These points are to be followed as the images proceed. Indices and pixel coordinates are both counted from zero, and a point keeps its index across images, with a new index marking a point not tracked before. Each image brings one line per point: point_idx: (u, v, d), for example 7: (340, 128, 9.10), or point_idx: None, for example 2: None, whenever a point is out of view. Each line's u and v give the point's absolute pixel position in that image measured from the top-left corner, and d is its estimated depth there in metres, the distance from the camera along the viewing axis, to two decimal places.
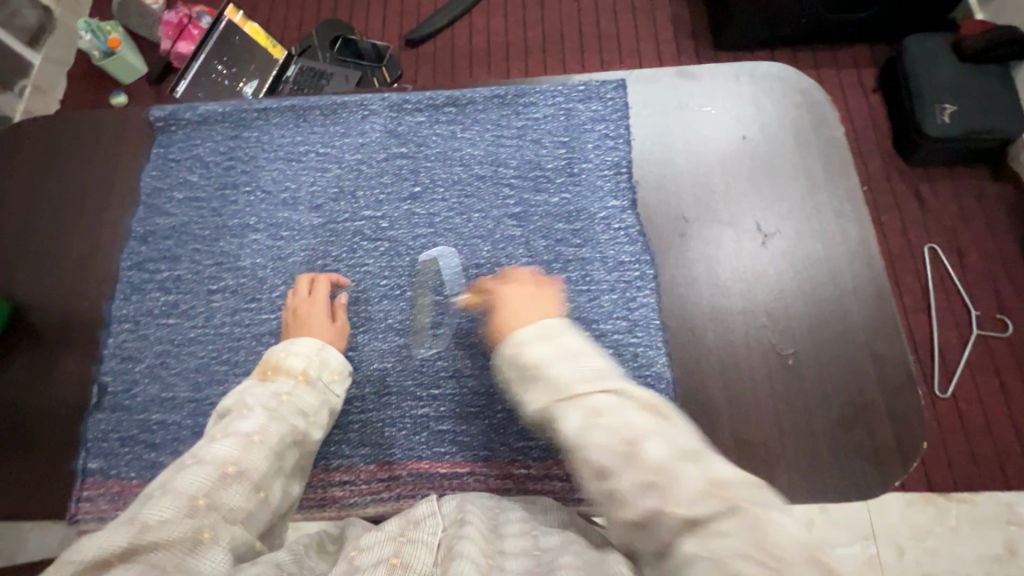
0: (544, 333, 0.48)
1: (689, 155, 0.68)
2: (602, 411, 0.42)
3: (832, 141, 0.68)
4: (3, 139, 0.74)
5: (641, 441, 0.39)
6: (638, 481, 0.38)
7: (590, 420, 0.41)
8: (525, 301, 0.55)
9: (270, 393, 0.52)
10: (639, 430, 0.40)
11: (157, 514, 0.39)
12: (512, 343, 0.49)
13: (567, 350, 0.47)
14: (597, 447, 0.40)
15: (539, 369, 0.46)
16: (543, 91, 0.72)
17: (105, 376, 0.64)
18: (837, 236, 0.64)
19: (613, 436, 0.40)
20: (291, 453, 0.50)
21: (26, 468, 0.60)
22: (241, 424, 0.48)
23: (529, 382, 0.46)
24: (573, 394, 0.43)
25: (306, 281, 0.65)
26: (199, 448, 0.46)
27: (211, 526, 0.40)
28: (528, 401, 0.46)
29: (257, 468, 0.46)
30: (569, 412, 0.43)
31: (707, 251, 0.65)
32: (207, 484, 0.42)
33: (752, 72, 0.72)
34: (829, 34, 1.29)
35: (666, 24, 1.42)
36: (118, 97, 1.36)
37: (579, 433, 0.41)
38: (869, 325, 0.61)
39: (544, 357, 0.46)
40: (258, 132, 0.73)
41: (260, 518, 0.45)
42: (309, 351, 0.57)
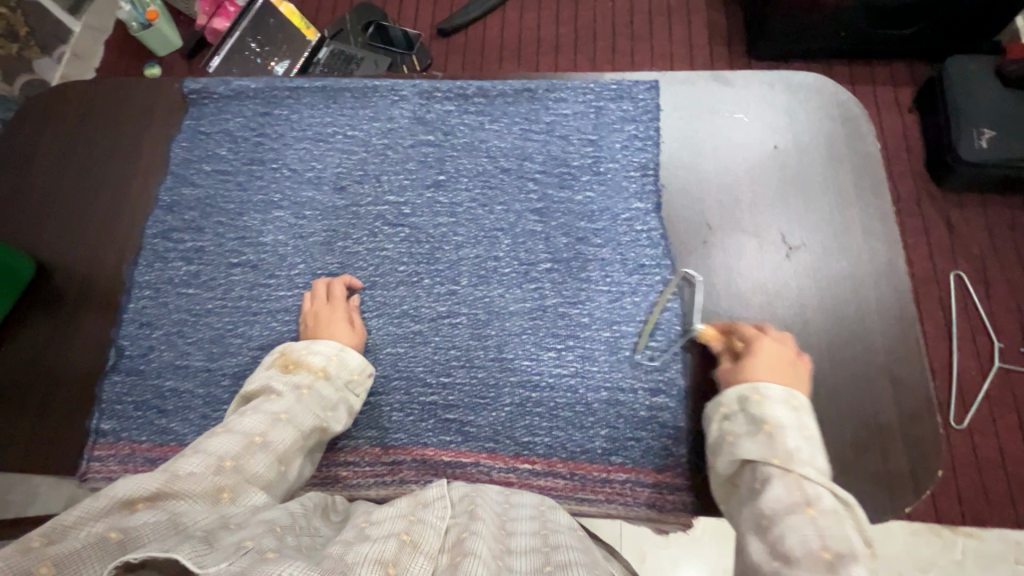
0: (790, 400, 0.50)
1: (719, 163, 0.67)
2: (816, 504, 0.42)
3: (866, 157, 0.67)
4: (42, 103, 0.76)
5: (850, 561, 0.39)
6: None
7: (799, 505, 0.43)
8: (779, 365, 0.53)
9: (295, 381, 0.54)
10: (852, 551, 0.39)
11: (188, 467, 0.41)
12: (758, 390, 0.51)
13: (806, 429, 0.48)
14: (793, 532, 0.41)
15: (773, 428, 0.48)
16: (575, 88, 0.72)
17: (123, 340, 0.65)
18: (864, 255, 0.63)
19: (817, 536, 0.40)
20: (311, 436, 0.52)
21: (42, 424, 0.61)
22: (270, 405, 0.51)
23: (759, 436, 0.48)
24: (796, 472, 0.45)
25: (323, 286, 0.64)
26: (231, 420, 0.48)
27: (230, 486, 0.42)
28: (739, 447, 0.48)
29: (281, 443, 0.48)
30: (780, 481, 0.44)
31: (730, 261, 0.64)
32: (235, 449, 0.45)
33: (789, 82, 0.71)
34: (868, 50, 1.26)
35: (702, 28, 1.41)
36: (153, 69, 1.38)
37: (782, 508, 0.43)
38: (890, 348, 0.59)
39: (784, 423, 0.48)
40: (288, 110, 0.73)
41: (277, 489, 0.47)
42: (329, 352, 0.58)
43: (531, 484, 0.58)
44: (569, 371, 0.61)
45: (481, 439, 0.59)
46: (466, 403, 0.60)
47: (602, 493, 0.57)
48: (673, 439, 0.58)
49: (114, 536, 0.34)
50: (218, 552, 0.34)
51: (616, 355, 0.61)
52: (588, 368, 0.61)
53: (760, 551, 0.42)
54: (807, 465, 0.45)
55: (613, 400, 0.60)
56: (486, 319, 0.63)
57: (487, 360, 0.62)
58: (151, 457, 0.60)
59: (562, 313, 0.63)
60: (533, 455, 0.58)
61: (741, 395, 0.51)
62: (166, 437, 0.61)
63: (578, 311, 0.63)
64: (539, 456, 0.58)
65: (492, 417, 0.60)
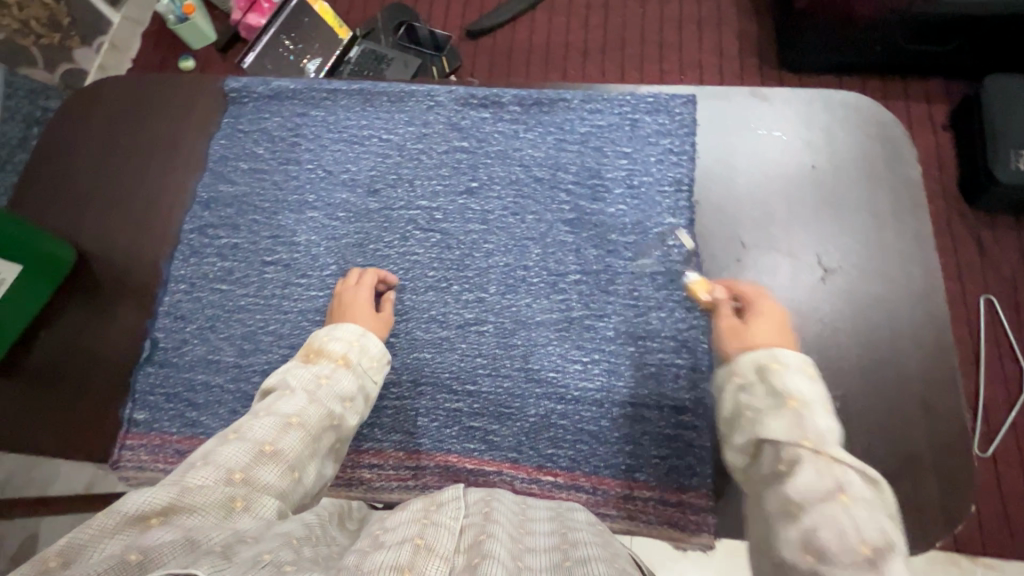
0: (807, 369, 0.47)
1: (754, 181, 0.66)
2: (848, 490, 0.40)
3: (906, 180, 0.65)
4: (83, 93, 0.77)
5: (888, 554, 0.38)
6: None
7: (833, 492, 0.40)
8: (778, 327, 0.52)
9: (311, 374, 0.53)
10: (889, 541, 0.38)
11: (196, 479, 0.40)
12: (775, 355, 0.48)
13: (824, 402, 0.46)
14: (831, 522, 0.39)
15: (799, 403, 0.45)
16: (611, 99, 0.72)
17: (158, 332, 0.66)
18: (901, 279, 0.61)
19: (856, 529, 0.39)
20: (326, 437, 0.50)
21: (76, 411, 0.63)
22: (284, 405, 0.49)
23: (783, 412, 0.45)
24: (829, 454, 0.42)
25: (355, 274, 0.65)
26: (242, 423, 0.47)
27: (243, 495, 0.41)
28: (763, 424, 0.45)
29: (292, 449, 0.46)
30: (813, 464, 0.42)
31: (762, 281, 0.62)
32: (245, 460, 0.43)
33: (828, 101, 0.69)
34: (906, 66, 1.24)
35: (735, 39, 1.39)
36: (187, 61, 1.41)
37: (816, 495, 0.40)
38: (925, 376, 0.58)
39: (809, 397, 0.45)
40: (325, 112, 0.74)
41: (293, 497, 0.45)
42: (350, 337, 0.58)
43: (552, 496, 0.58)
44: (596, 384, 0.61)
45: (505, 449, 0.59)
46: (491, 411, 0.61)
47: (623, 509, 0.57)
48: (697, 459, 0.57)
49: (134, 558, 0.33)
50: (236, 566, 0.34)
51: (643, 371, 0.61)
52: (614, 383, 0.61)
53: (792, 539, 0.40)
54: (836, 445, 0.43)
55: (638, 416, 0.59)
56: (513, 329, 0.63)
57: (512, 369, 0.62)
58: (181, 449, 0.62)
59: (589, 326, 0.63)
60: (555, 468, 0.58)
61: (759, 363, 0.48)
62: (196, 430, 0.62)
63: (606, 325, 0.63)
64: (562, 469, 0.58)
65: (517, 427, 0.60)
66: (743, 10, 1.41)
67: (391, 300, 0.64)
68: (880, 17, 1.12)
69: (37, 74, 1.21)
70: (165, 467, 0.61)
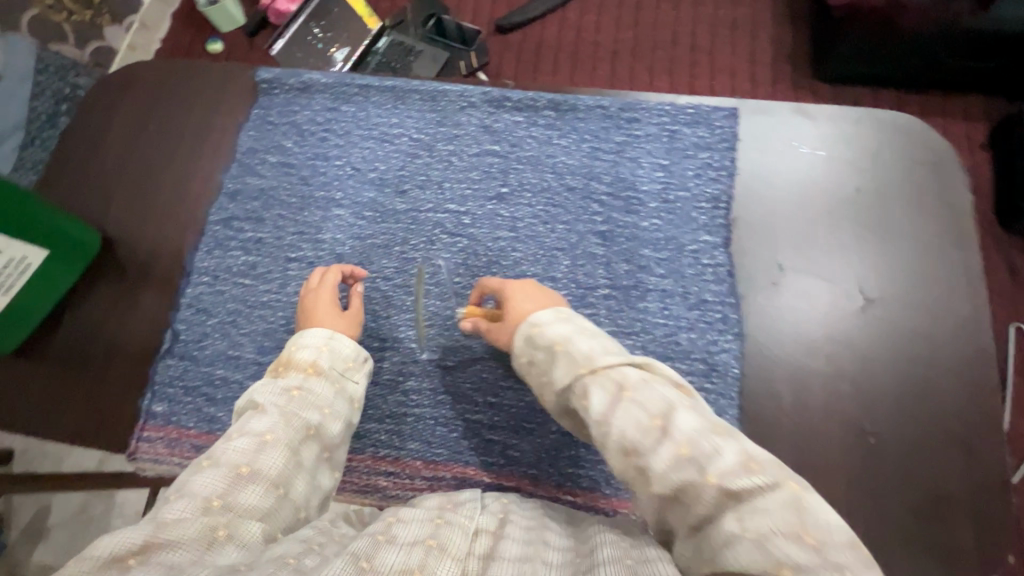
0: (559, 315, 0.51)
1: (794, 201, 0.64)
2: (627, 385, 0.44)
3: (955, 208, 0.62)
4: (115, 78, 0.76)
5: (671, 414, 0.41)
6: (672, 453, 0.40)
7: (616, 393, 0.44)
8: (534, 290, 0.56)
9: (281, 388, 0.51)
10: (671, 404, 0.42)
11: (173, 514, 0.38)
12: (531, 322, 0.52)
13: (585, 329, 0.50)
14: (624, 419, 0.42)
15: (562, 345, 0.49)
16: (650, 108, 0.69)
17: (179, 324, 0.65)
18: (945, 312, 0.59)
19: (640, 410, 0.42)
20: (306, 448, 0.48)
21: (95, 400, 0.62)
22: (255, 424, 0.47)
23: (560, 357, 0.48)
24: (600, 369, 0.46)
25: (318, 272, 0.63)
26: (214, 448, 0.45)
27: (225, 523, 0.39)
28: (553, 379, 0.49)
29: (271, 466, 0.44)
30: (595, 385, 0.45)
31: (798, 306, 0.60)
32: (222, 486, 0.42)
33: (878, 120, 0.66)
34: (948, 81, 1.20)
35: (772, 46, 1.35)
36: (215, 44, 1.41)
37: (606, 408, 0.44)
38: (966, 416, 0.55)
39: (567, 334, 0.50)
40: (355, 107, 0.73)
41: (281, 516, 0.44)
42: (317, 343, 0.55)
43: None
44: None
45: (524, 465, 0.58)
46: (512, 425, 0.60)
47: None
48: None
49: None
50: None
51: None
52: None
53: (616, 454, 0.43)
54: (606, 357, 0.47)
55: None
56: None
57: None
58: (199, 444, 0.62)
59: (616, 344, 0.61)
60: (574, 487, 0.57)
61: (527, 337, 0.52)
62: (214, 426, 0.62)
63: (635, 343, 0.61)
64: (581, 489, 0.57)
65: (538, 443, 0.59)
66: (783, 16, 1.37)
67: (360, 294, 0.62)
68: (923, 30, 1.08)
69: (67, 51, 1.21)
70: (181, 461, 0.61)
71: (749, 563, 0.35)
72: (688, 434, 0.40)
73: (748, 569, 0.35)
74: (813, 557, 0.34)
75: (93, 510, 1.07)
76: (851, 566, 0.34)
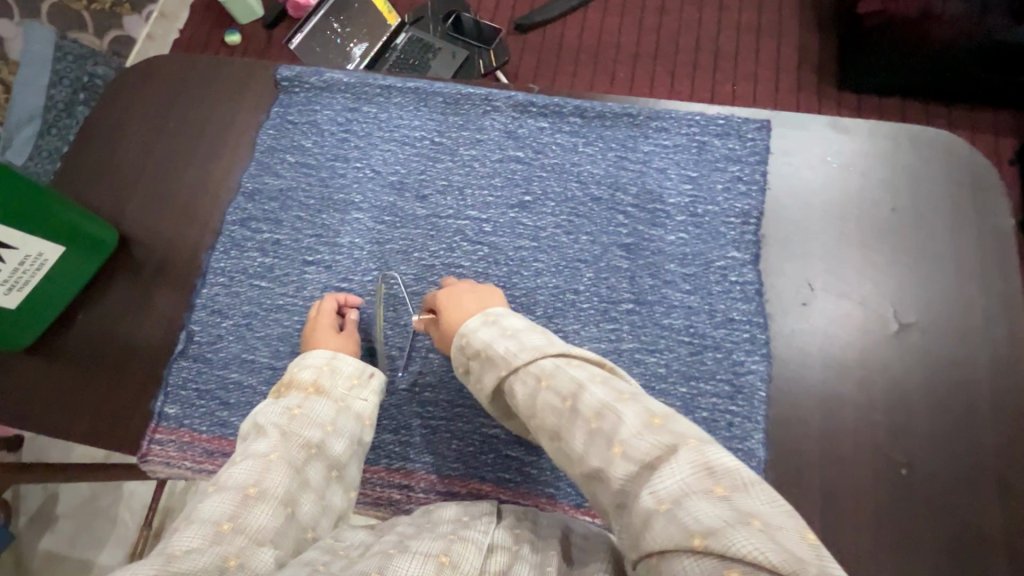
0: (488, 319, 0.51)
1: (826, 219, 0.62)
2: (545, 376, 0.45)
3: (995, 231, 0.60)
4: (135, 73, 0.75)
5: (581, 393, 0.43)
6: (585, 431, 0.41)
7: (535, 385, 0.45)
8: (467, 296, 0.57)
9: (283, 408, 0.51)
10: (581, 383, 0.43)
11: (183, 544, 0.38)
12: (461, 333, 0.52)
13: (511, 327, 0.50)
14: (544, 407, 0.44)
15: (486, 352, 0.49)
16: (679, 118, 0.67)
17: (194, 325, 0.64)
18: (982, 340, 0.57)
19: (555, 395, 0.44)
20: (311, 467, 0.48)
21: (108, 400, 0.62)
22: (257, 445, 0.47)
23: (485, 362, 0.49)
24: (519, 367, 0.47)
25: (313, 307, 0.62)
26: (219, 473, 0.45)
27: (236, 552, 0.39)
28: (483, 385, 0.50)
29: (278, 485, 0.44)
30: (518, 383, 0.47)
31: (827, 328, 0.58)
32: (230, 509, 0.42)
33: (916, 137, 0.64)
34: (979, 94, 1.17)
35: (799, 53, 1.32)
36: (232, 36, 1.39)
37: (530, 400, 0.45)
38: (1003, 450, 0.53)
39: (491, 340, 0.50)
40: (377, 108, 0.72)
41: (291, 538, 0.44)
42: (319, 363, 0.56)
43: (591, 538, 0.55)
44: None
45: (542, 483, 0.57)
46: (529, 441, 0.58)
47: None
48: None
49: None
50: None
51: (694, 415, 0.57)
52: None
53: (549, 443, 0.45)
54: (523, 351, 0.48)
55: None
56: None
57: None
58: (210, 449, 0.61)
59: (638, 361, 0.59)
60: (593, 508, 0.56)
61: (460, 348, 0.52)
62: (226, 431, 0.61)
63: (658, 361, 0.59)
64: None
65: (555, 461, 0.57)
66: (810, 22, 1.34)
67: (355, 319, 0.62)
68: (955, 42, 1.05)
69: (86, 39, 1.20)
70: (192, 466, 0.60)
71: (666, 536, 0.34)
72: (597, 405, 0.41)
73: (663, 538, 0.34)
74: (717, 504, 0.34)
75: (101, 501, 1.07)
76: (760, 511, 0.34)
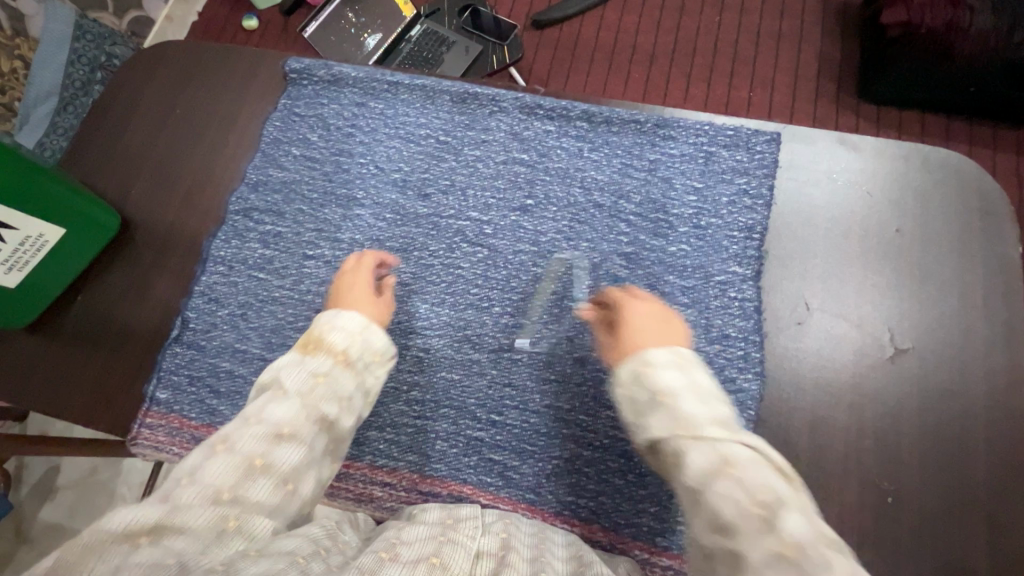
0: (678, 361, 0.44)
1: (830, 238, 0.61)
2: (733, 460, 0.36)
3: (1004, 259, 0.59)
4: (144, 58, 0.75)
5: (779, 510, 0.33)
6: (770, 554, 0.31)
7: (717, 467, 0.36)
8: (653, 323, 0.50)
9: (307, 373, 0.47)
10: (781, 499, 0.33)
11: (184, 499, 0.35)
12: (642, 360, 0.45)
13: (699, 387, 0.42)
14: (721, 498, 0.34)
15: (669, 396, 0.42)
16: (687, 127, 0.66)
17: (189, 313, 0.65)
18: (982, 370, 0.55)
19: (742, 493, 0.34)
20: (320, 441, 0.45)
21: (102, 382, 0.62)
22: (275, 410, 0.43)
23: (657, 407, 0.42)
24: (701, 434, 0.38)
25: (353, 261, 0.60)
26: (229, 431, 0.41)
27: (237, 515, 0.36)
28: (646, 427, 0.42)
29: (285, 462, 0.41)
30: (694, 448, 0.38)
31: (823, 350, 0.57)
32: (233, 477, 0.38)
33: (926, 158, 0.63)
34: (1002, 111, 1.14)
35: (817, 61, 1.29)
36: (250, 20, 1.39)
37: (703, 476, 0.36)
38: (996, 483, 0.52)
39: (676, 387, 0.42)
40: (383, 104, 0.71)
41: (288, 512, 0.40)
42: (352, 329, 0.52)
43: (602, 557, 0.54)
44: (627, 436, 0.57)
45: (522, 489, 0.57)
46: (513, 447, 0.58)
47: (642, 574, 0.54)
48: None
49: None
50: None
51: None
52: None
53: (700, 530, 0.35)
54: (711, 423, 0.39)
55: None
56: (548, 361, 0.60)
57: (541, 406, 0.59)
58: (198, 436, 0.61)
59: None
60: (573, 517, 0.56)
61: (630, 370, 0.45)
62: (214, 419, 0.62)
63: None
64: (580, 519, 0.56)
65: (539, 467, 0.57)
66: (832, 31, 1.31)
67: (390, 284, 0.61)
68: (975, 59, 1.04)
69: (105, 18, 1.21)
70: (179, 452, 0.61)
71: None
72: (796, 539, 0.31)
73: None
74: None
75: (100, 475, 1.09)
76: None
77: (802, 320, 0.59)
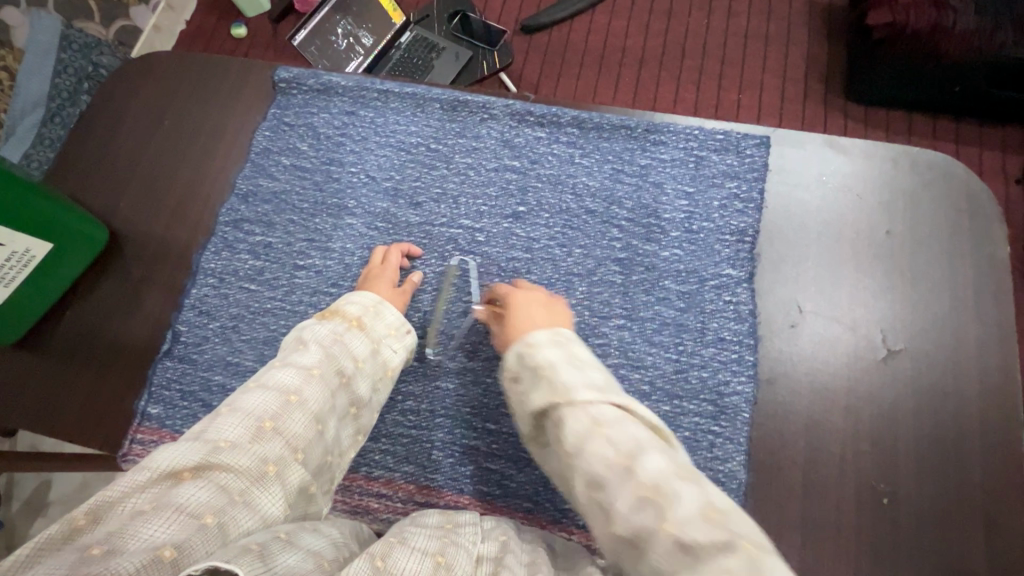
0: (555, 338, 0.47)
1: (822, 241, 0.61)
2: (603, 420, 0.41)
3: (992, 260, 0.59)
4: (130, 68, 0.75)
5: (642, 455, 0.39)
6: (637, 498, 0.37)
7: (591, 429, 0.41)
8: (537, 309, 0.54)
9: (326, 330, 0.53)
10: (641, 445, 0.39)
11: (227, 433, 0.41)
12: (526, 342, 0.48)
13: (576, 356, 0.46)
14: (595, 453, 0.40)
15: (547, 369, 0.45)
16: (677, 132, 0.67)
17: (181, 325, 0.64)
18: (973, 370, 0.56)
19: (611, 448, 0.39)
20: (339, 396, 0.50)
21: (92, 397, 0.62)
22: (299, 358, 0.50)
23: (537, 382, 0.45)
24: (578, 402, 0.42)
25: (380, 252, 0.64)
26: (264, 373, 0.48)
27: (275, 459, 0.42)
28: (528, 401, 0.46)
29: (315, 399, 0.47)
30: (571, 416, 0.42)
31: (816, 352, 0.58)
32: (273, 409, 0.44)
33: (914, 160, 0.63)
34: (987, 109, 1.15)
35: (805, 63, 1.30)
36: (239, 28, 1.39)
37: (580, 437, 0.41)
38: (989, 484, 0.53)
39: (555, 361, 0.46)
40: (373, 113, 0.71)
41: (316, 450, 0.46)
42: (365, 302, 0.57)
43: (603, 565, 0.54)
44: None
45: (520, 497, 0.57)
46: (509, 455, 0.58)
47: None
48: None
49: (166, 554, 0.32)
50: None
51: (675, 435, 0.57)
52: None
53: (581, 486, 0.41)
54: (586, 387, 0.43)
55: None
56: None
57: None
58: None
59: (622, 377, 0.59)
60: (571, 525, 0.55)
61: (518, 351, 0.48)
62: None
63: (643, 378, 0.59)
64: (578, 527, 0.55)
65: (536, 475, 0.57)
66: (819, 33, 1.32)
67: (416, 283, 0.63)
68: (964, 57, 1.05)
69: (92, 29, 1.19)
70: None
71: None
72: (654, 479, 0.38)
73: None
74: None
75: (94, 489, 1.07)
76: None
77: (795, 322, 0.59)
